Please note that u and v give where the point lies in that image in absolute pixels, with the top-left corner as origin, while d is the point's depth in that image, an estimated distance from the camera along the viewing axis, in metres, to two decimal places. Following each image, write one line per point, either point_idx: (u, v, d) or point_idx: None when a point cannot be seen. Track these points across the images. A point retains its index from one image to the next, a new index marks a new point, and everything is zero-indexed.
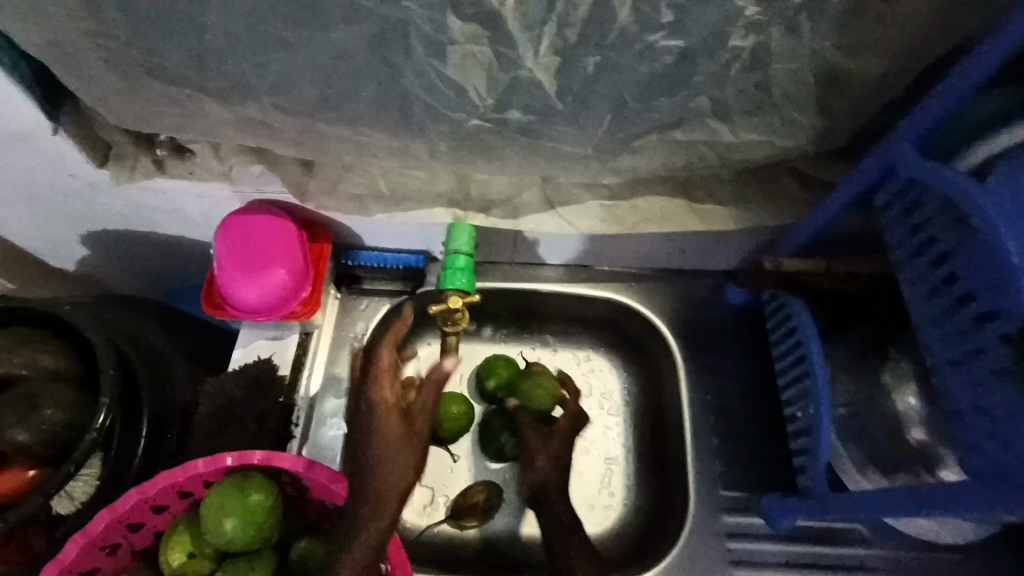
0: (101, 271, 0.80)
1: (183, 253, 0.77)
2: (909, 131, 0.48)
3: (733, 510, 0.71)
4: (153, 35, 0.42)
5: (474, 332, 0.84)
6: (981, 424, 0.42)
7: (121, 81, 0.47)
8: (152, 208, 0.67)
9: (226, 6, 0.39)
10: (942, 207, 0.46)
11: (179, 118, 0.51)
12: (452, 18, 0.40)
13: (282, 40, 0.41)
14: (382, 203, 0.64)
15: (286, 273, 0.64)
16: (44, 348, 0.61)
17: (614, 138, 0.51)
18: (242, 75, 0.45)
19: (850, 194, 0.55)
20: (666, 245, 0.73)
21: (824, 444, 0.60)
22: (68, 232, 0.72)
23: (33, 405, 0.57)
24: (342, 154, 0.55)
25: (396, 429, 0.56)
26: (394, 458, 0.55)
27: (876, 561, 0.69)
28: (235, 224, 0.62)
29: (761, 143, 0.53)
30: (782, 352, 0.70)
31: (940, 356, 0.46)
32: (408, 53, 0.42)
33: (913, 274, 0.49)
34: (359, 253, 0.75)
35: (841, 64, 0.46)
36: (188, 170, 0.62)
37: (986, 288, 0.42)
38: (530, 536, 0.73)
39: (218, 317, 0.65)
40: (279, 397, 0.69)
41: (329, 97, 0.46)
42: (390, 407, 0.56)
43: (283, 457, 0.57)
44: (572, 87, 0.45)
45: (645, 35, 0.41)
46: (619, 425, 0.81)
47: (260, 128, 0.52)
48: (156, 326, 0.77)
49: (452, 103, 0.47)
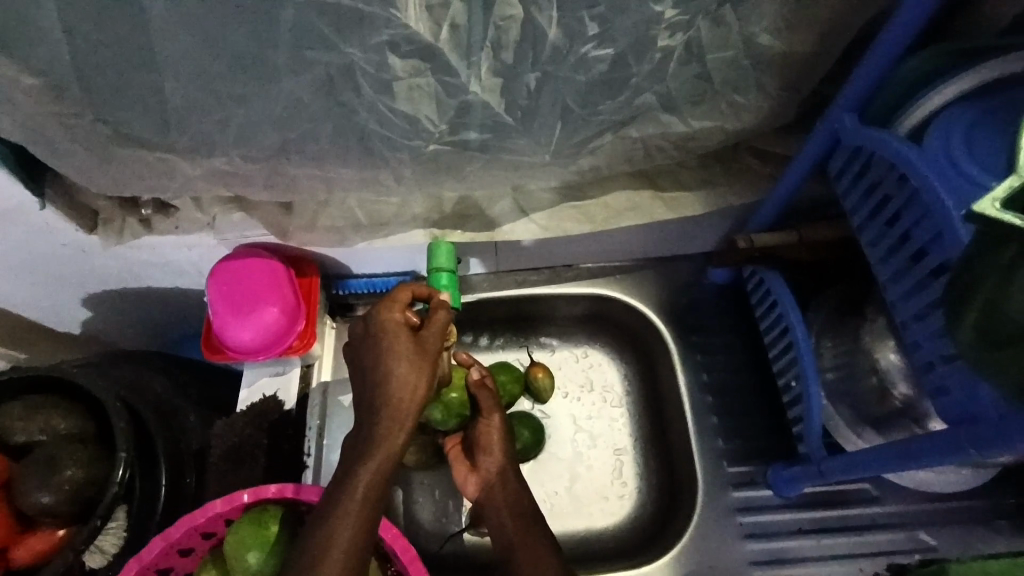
0: (106, 329, 0.83)
1: (181, 302, 0.80)
2: (848, 101, 0.50)
3: (741, 485, 0.72)
4: (119, 108, 0.45)
5: (470, 344, 0.85)
6: (947, 372, 0.44)
7: (97, 153, 0.50)
8: (144, 264, 0.70)
9: (181, 73, 0.42)
10: (887, 169, 0.48)
11: (155, 181, 0.54)
12: (391, 57, 0.42)
13: (239, 97, 0.44)
14: (361, 232, 0.67)
15: (279, 310, 0.66)
16: (58, 410, 0.63)
17: (569, 143, 0.53)
18: (207, 133, 0.47)
19: (806, 166, 0.57)
20: (642, 236, 0.75)
21: (815, 407, 0.61)
22: (69, 296, 0.75)
23: (55, 466, 0.59)
24: (315, 192, 0.58)
25: (404, 346, 0.53)
26: (401, 378, 0.52)
27: (887, 518, 0.70)
28: (224, 267, 0.65)
29: (711, 128, 0.56)
30: (767, 326, 0.71)
31: (905, 311, 0.47)
32: (357, 93, 0.45)
33: (872, 235, 0.51)
34: (350, 281, 0.77)
35: (771, 46, 0.48)
36: (174, 224, 0.64)
37: (933, 241, 0.43)
38: (475, 543, 0.75)
39: (219, 360, 0.67)
40: (288, 430, 0.71)
41: (293, 141, 0.49)
42: (400, 324, 0.54)
43: (296, 488, 0.59)
44: (518, 102, 0.48)
45: (577, 47, 0.44)
46: (623, 415, 0.82)
47: (234, 179, 0.54)
48: (163, 377, 0.80)
49: (408, 133, 0.49)
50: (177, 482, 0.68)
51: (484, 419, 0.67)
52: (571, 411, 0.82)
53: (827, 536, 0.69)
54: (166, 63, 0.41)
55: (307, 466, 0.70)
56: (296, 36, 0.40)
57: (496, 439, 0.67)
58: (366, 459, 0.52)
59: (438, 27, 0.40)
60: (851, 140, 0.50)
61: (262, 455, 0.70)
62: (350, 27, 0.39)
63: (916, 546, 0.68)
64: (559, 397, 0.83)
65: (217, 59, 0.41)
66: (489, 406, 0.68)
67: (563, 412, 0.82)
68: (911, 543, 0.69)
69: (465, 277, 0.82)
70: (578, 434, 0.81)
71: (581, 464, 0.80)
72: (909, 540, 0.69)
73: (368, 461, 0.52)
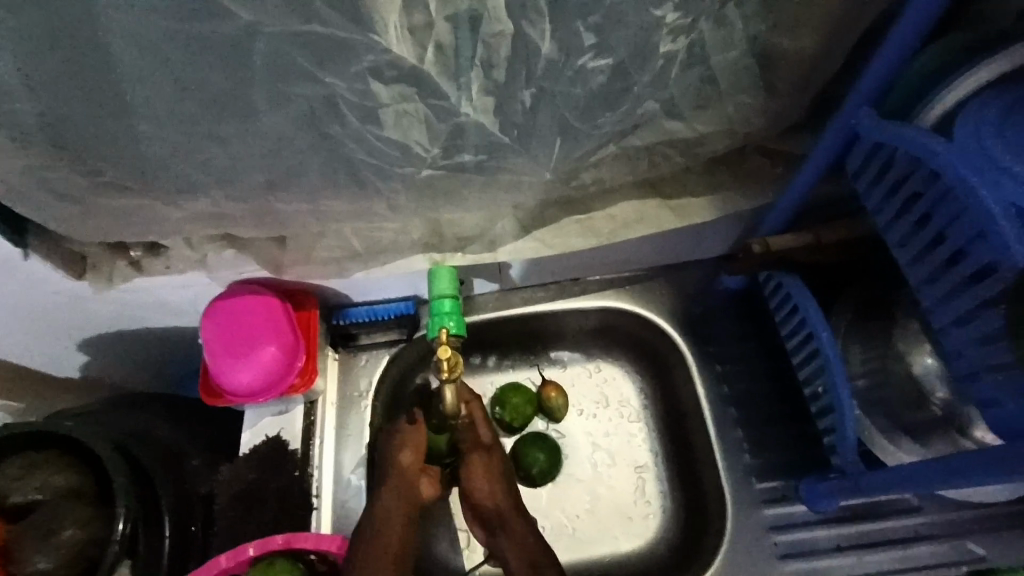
0: (104, 374, 0.81)
1: (179, 342, 0.78)
2: (864, 96, 0.46)
3: (771, 501, 0.69)
4: (95, 153, 0.42)
5: (478, 365, 0.82)
6: (997, 383, 0.41)
7: (76, 200, 0.47)
8: (139, 306, 0.67)
9: (153, 114, 0.39)
10: (913, 164, 0.44)
11: (139, 224, 0.52)
12: (375, 84, 0.39)
13: (217, 135, 0.42)
14: (358, 261, 0.64)
15: (277, 349, 0.63)
16: (53, 466, 0.60)
17: (570, 159, 0.51)
18: (188, 173, 0.45)
19: (821, 164, 0.53)
20: (651, 247, 0.72)
21: (848, 418, 0.58)
22: (63, 344, 0.72)
23: (51, 529, 0.58)
24: (307, 225, 0.55)
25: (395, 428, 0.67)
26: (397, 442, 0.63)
27: (929, 529, 0.67)
28: (218, 307, 0.62)
29: (719, 132, 0.53)
30: (789, 331, 0.68)
31: (942, 317, 0.44)
32: (342, 123, 0.42)
33: (897, 237, 0.47)
34: (350, 310, 0.73)
35: (778, 43, 0.45)
36: (165, 265, 0.62)
37: (973, 243, 0.40)
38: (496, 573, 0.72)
39: (219, 404, 0.64)
40: (294, 471, 0.68)
41: (280, 176, 0.47)
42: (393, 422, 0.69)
43: (305, 537, 0.59)
44: (513, 122, 0.45)
45: (573, 60, 0.41)
46: (643, 430, 0.79)
47: (221, 218, 0.52)
48: (164, 419, 0.77)
49: (399, 160, 0.47)
50: (184, 531, 0.65)
51: (467, 460, 0.63)
52: (587, 429, 0.79)
53: (868, 551, 0.66)
54: (136, 105, 0.39)
55: (314, 507, 0.68)
56: (271, 68, 0.37)
57: (483, 470, 0.63)
58: (385, 499, 0.59)
59: (423, 49, 0.38)
60: (872, 136, 0.46)
61: (271, 501, 0.66)
62: (328, 55, 0.37)
63: (963, 557, 0.65)
64: (574, 415, 0.80)
65: (190, 98, 0.39)
66: (472, 444, 0.64)
67: (578, 430, 0.79)
68: (956, 554, 0.65)
69: (469, 298, 0.79)
70: (596, 453, 0.78)
71: (600, 485, 0.76)
72: (954, 551, 0.66)
73: (389, 502, 0.58)
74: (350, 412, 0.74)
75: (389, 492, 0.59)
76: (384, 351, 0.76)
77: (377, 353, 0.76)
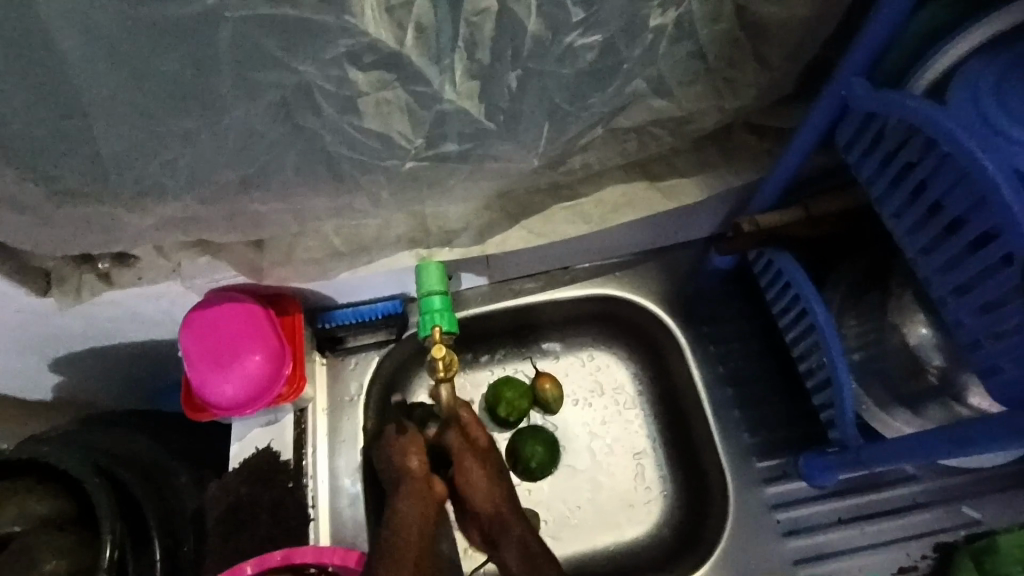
0: (78, 393, 0.77)
1: (158, 357, 0.74)
2: (855, 66, 0.45)
3: (771, 480, 0.69)
4: (48, 157, 0.39)
5: (471, 360, 0.80)
6: (1000, 350, 0.41)
7: (33, 208, 0.44)
8: (110, 322, 0.63)
9: (112, 112, 0.37)
10: (909, 132, 0.43)
11: (105, 232, 0.49)
12: (352, 70, 0.37)
13: (186, 133, 0.39)
14: (341, 260, 0.61)
15: (262, 357, 0.60)
16: (31, 495, 0.56)
17: (558, 143, 0.49)
18: (154, 176, 0.42)
19: (812, 137, 0.52)
20: (638, 232, 0.70)
21: (847, 392, 0.57)
22: (31, 365, 0.68)
23: (31, 561, 0.53)
24: (286, 226, 0.53)
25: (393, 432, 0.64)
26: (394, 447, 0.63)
27: (928, 496, 0.67)
28: (196, 317, 0.59)
29: (707, 110, 0.51)
30: (782, 308, 0.67)
31: (941, 287, 0.44)
32: (319, 115, 0.40)
33: (893, 207, 0.47)
34: (335, 312, 0.71)
35: (766, 14, 0.44)
36: (136, 276, 0.58)
37: (972, 210, 0.40)
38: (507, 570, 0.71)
39: (202, 418, 0.61)
40: (287, 483, 0.66)
41: (254, 174, 0.44)
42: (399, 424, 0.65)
43: (304, 550, 0.57)
44: (499, 106, 0.43)
45: (561, 37, 0.39)
46: (640, 416, 0.78)
47: (194, 222, 0.49)
48: (147, 440, 0.74)
49: (381, 153, 0.45)
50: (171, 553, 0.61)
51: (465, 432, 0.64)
52: (584, 419, 0.78)
53: (868, 522, 0.67)
54: (93, 104, 0.36)
55: (312, 518, 0.66)
56: (239, 57, 0.35)
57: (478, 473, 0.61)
58: (404, 502, 0.58)
59: (403, 30, 0.36)
60: (865, 106, 0.45)
61: (267, 513, 0.64)
62: (302, 41, 0.34)
63: (960, 521, 0.66)
64: (569, 405, 0.79)
65: (153, 92, 0.36)
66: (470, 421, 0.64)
67: (575, 420, 0.78)
68: (956, 519, 0.66)
69: (458, 293, 0.76)
70: (594, 442, 0.77)
71: (601, 474, 0.76)
72: (953, 516, 0.66)
73: (408, 504, 0.58)
74: (341, 416, 0.71)
75: (405, 498, 0.58)
76: (373, 353, 0.74)
77: (366, 355, 0.74)
